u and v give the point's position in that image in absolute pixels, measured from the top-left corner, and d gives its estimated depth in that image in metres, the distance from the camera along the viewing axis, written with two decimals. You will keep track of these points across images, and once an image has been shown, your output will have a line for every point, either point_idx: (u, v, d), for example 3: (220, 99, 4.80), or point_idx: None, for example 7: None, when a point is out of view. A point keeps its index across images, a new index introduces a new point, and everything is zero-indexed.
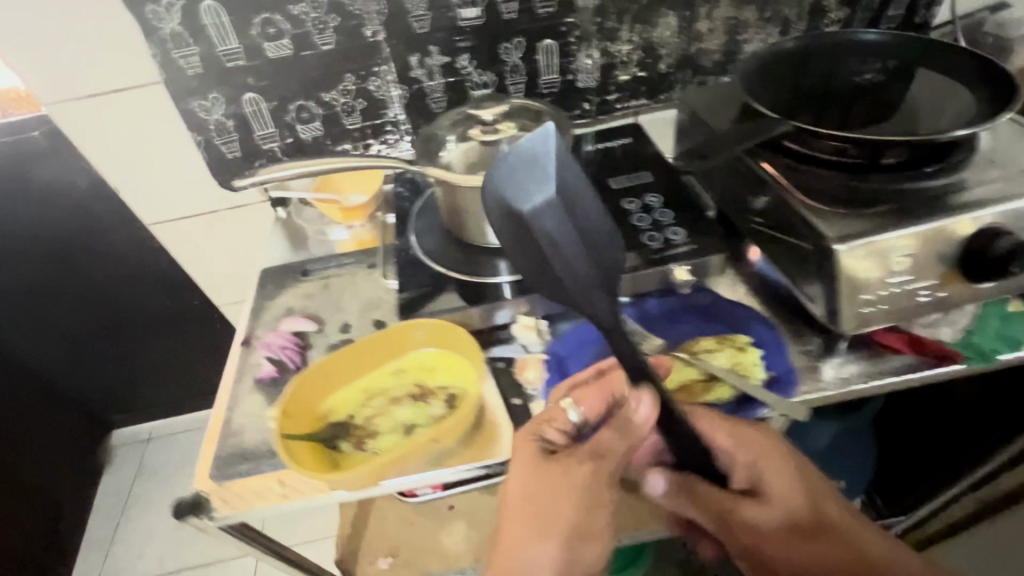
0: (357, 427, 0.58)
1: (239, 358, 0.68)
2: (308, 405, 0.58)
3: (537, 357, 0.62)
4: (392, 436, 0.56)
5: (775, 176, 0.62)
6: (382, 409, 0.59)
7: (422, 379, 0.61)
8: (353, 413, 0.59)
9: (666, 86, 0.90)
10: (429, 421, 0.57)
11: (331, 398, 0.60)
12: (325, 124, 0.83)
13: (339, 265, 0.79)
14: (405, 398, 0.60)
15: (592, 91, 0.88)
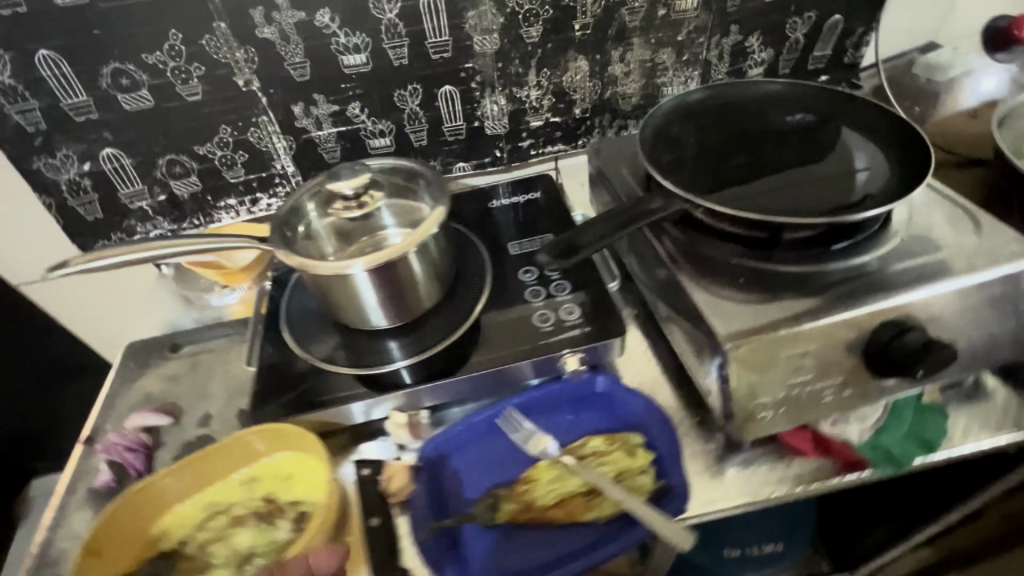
0: (188, 557, 0.51)
1: (78, 460, 0.60)
2: (129, 534, 0.51)
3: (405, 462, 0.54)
4: (225, 569, 0.49)
5: (675, 254, 0.56)
6: (220, 533, 0.52)
7: (270, 493, 0.54)
8: (185, 538, 0.52)
9: (583, 131, 0.84)
10: (270, 549, 0.50)
11: (163, 518, 0.53)
12: (202, 178, 0.75)
13: (214, 338, 0.71)
14: (247, 517, 0.52)
15: (502, 138, 0.82)
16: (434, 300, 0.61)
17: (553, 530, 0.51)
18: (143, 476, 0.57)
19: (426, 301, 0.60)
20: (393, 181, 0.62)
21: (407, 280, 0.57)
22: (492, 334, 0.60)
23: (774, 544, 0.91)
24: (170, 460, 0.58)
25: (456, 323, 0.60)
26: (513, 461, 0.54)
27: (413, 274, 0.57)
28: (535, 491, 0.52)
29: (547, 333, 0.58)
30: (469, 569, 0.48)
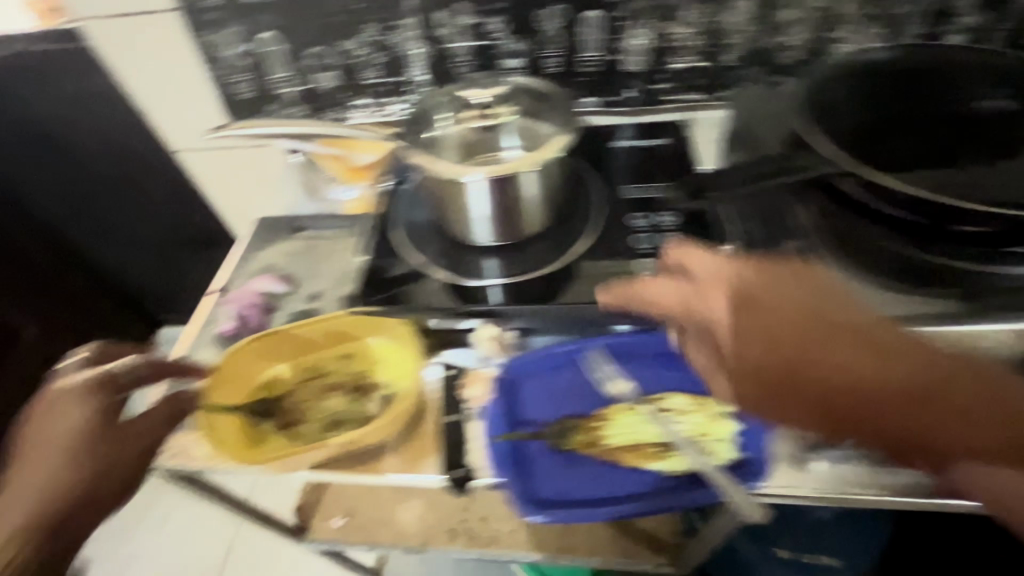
0: (285, 408, 0.57)
1: (209, 307, 0.68)
2: (242, 377, 0.58)
3: (486, 373, 0.57)
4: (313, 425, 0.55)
5: (805, 229, 0.54)
6: (315, 396, 0.58)
7: (361, 372, 0.59)
8: (284, 392, 0.58)
9: (727, 82, 0.77)
10: (357, 418, 0.55)
11: (269, 372, 0.59)
12: (343, 75, 0.78)
13: (330, 227, 0.77)
14: (339, 388, 0.58)
15: (638, 77, 0.77)
16: (537, 225, 0.61)
17: (619, 472, 0.50)
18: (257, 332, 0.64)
19: (531, 227, 0.60)
20: (527, 100, 0.62)
21: (518, 201, 0.57)
22: (594, 273, 0.59)
23: (831, 559, 0.86)
24: (281, 324, 0.65)
25: (561, 250, 0.60)
26: (588, 397, 0.54)
27: (525, 196, 0.57)
28: (608, 429, 0.52)
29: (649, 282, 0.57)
30: (528, 479, 0.50)
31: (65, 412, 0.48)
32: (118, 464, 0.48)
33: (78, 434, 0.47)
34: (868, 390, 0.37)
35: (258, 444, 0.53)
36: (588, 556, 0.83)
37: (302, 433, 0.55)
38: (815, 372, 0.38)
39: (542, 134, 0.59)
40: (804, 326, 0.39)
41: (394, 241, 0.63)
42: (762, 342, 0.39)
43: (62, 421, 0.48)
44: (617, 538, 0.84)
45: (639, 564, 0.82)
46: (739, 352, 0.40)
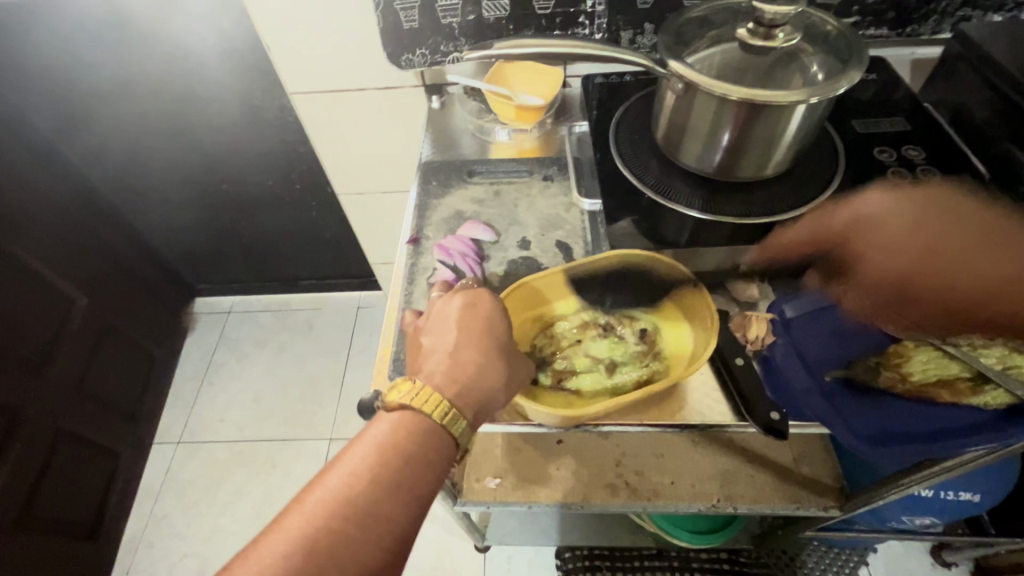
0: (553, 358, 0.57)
1: (409, 257, 0.64)
2: None
3: (760, 315, 0.56)
4: (594, 373, 0.55)
5: None
6: (571, 343, 0.58)
7: (605, 311, 0.59)
8: (541, 343, 0.57)
9: (919, 16, 0.73)
10: (629, 358, 0.56)
11: (516, 326, 0.58)
12: (514, 3, 0.72)
13: (509, 172, 0.73)
14: (594, 331, 0.58)
15: (830, 9, 0.72)
16: (785, 166, 0.60)
17: (931, 408, 0.50)
18: (479, 279, 0.61)
19: (769, 171, 0.60)
20: (800, 26, 0.57)
21: (775, 138, 0.56)
22: None
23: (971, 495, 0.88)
24: (502, 271, 0.62)
25: (798, 198, 0.60)
26: (871, 334, 0.55)
27: (784, 134, 0.55)
28: (912, 364, 0.51)
29: None
30: (850, 423, 0.50)
31: (477, 307, 0.50)
32: (510, 377, 0.47)
33: (485, 335, 0.48)
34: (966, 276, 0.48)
35: (565, 401, 0.53)
36: (755, 506, 0.71)
37: (585, 386, 0.55)
38: (903, 270, 0.51)
39: (821, 66, 0.54)
40: (912, 247, 0.50)
41: (628, 183, 0.64)
42: (903, 254, 0.50)
43: (472, 319, 0.49)
44: (778, 484, 0.73)
45: (806, 510, 0.72)
46: (871, 266, 0.52)
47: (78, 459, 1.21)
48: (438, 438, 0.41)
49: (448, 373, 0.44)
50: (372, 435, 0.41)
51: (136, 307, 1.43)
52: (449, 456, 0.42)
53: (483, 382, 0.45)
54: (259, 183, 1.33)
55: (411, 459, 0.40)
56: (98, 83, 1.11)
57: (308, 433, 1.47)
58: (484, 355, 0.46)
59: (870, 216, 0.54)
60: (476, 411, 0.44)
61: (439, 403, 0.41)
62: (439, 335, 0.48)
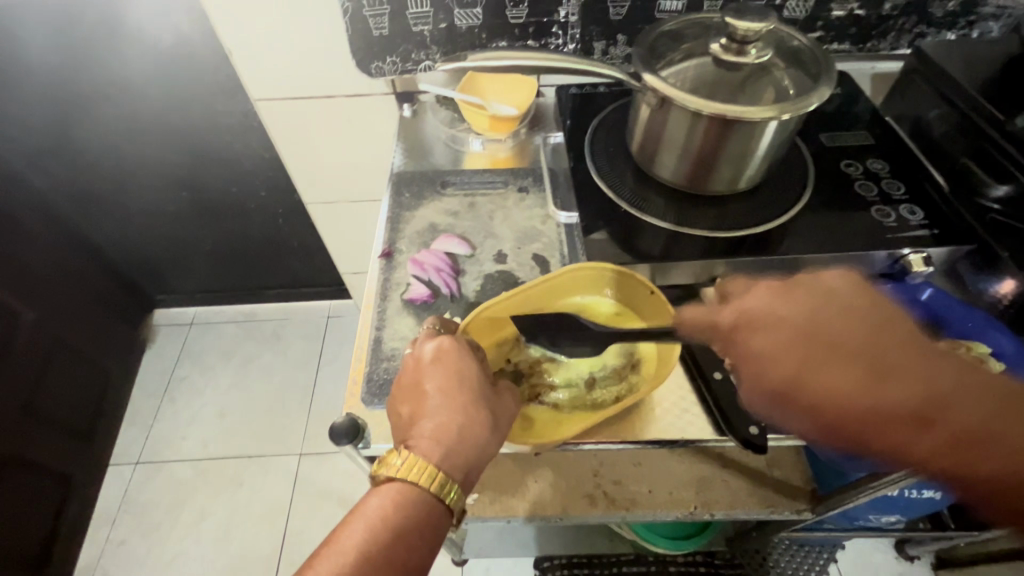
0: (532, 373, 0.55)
1: (382, 272, 0.62)
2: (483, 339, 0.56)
3: None
4: (570, 389, 0.54)
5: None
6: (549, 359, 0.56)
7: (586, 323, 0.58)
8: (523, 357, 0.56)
9: (880, 32, 0.75)
10: (608, 372, 0.55)
11: (493, 341, 0.57)
12: (487, 12, 0.71)
13: (483, 183, 0.72)
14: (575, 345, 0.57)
15: (795, 24, 0.74)
16: (757, 180, 0.61)
17: None
18: (455, 295, 0.60)
19: (742, 185, 0.61)
20: (771, 41, 0.58)
21: (750, 153, 0.57)
22: (814, 229, 0.60)
23: (933, 492, 0.91)
24: (478, 286, 0.61)
25: (770, 212, 0.61)
26: None
27: (759, 150, 0.56)
28: None
29: (877, 231, 0.59)
30: None
31: (449, 357, 0.48)
32: (496, 426, 0.46)
33: (461, 386, 0.46)
34: (922, 404, 0.38)
35: (550, 422, 0.53)
36: (730, 512, 0.70)
37: (562, 400, 0.54)
38: (823, 394, 0.40)
39: (793, 82, 0.55)
40: (812, 354, 0.40)
41: (603, 196, 0.64)
42: (793, 357, 0.41)
43: (447, 371, 0.47)
44: (754, 488, 0.71)
45: (780, 513, 0.71)
46: (760, 373, 0.42)
47: (26, 485, 1.13)
48: (428, 505, 0.42)
49: (431, 437, 0.44)
50: (362, 510, 0.41)
51: (89, 322, 1.35)
52: (442, 521, 0.42)
53: (467, 439, 0.44)
54: (222, 189, 1.28)
55: (402, 532, 0.40)
56: (47, 83, 1.05)
57: (277, 448, 1.41)
58: (464, 410, 0.45)
59: (786, 302, 0.43)
60: (464, 470, 0.44)
61: (425, 471, 0.42)
62: (416, 396, 0.46)
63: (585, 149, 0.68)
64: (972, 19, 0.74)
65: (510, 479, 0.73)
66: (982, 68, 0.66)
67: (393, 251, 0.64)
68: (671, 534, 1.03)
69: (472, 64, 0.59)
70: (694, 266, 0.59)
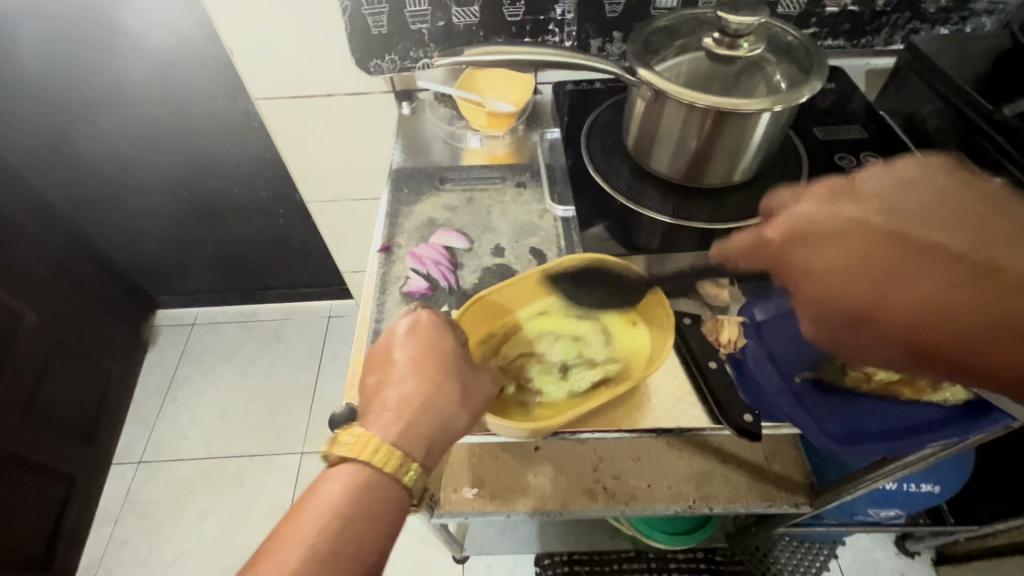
0: (518, 367, 0.56)
1: (381, 265, 0.63)
2: (474, 329, 0.56)
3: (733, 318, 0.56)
4: (553, 382, 0.55)
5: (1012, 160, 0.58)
6: (531, 353, 0.57)
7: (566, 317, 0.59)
8: (511, 349, 0.57)
9: (873, 28, 0.76)
10: (586, 361, 0.56)
11: (485, 329, 0.57)
12: (484, 10, 0.72)
13: (481, 179, 0.73)
14: (554, 338, 0.58)
15: (790, 20, 0.75)
16: (751, 173, 0.62)
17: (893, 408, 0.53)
18: (453, 287, 0.61)
19: (736, 178, 0.62)
20: (764, 35, 0.58)
21: (743, 146, 0.57)
22: None
23: (932, 487, 0.91)
24: (476, 279, 0.62)
25: (764, 204, 0.62)
26: None
27: (752, 143, 0.57)
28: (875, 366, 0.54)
29: None
30: (823, 425, 0.52)
31: (423, 331, 0.49)
32: (463, 399, 0.47)
33: (430, 360, 0.47)
34: (996, 299, 0.36)
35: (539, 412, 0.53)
36: (730, 506, 0.70)
37: (547, 392, 0.54)
38: (900, 302, 0.38)
39: (786, 76, 0.56)
40: (876, 257, 0.40)
41: (599, 190, 0.65)
42: (861, 265, 0.40)
43: (419, 345, 0.48)
44: (754, 482, 0.72)
45: (779, 507, 0.71)
46: (825, 291, 0.41)
47: (30, 485, 1.14)
48: (386, 484, 0.41)
49: (394, 410, 0.44)
50: (319, 492, 0.41)
51: (91, 322, 1.36)
52: (400, 498, 0.42)
53: (430, 414, 0.44)
54: (223, 189, 1.29)
55: (359, 512, 0.40)
56: (50, 85, 1.07)
57: (279, 448, 1.42)
58: (430, 383, 0.46)
59: (844, 210, 0.43)
60: (424, 444, 0.44)
61: (379, 448, 0.41)
62: (385, 372, 0.47)
63: (582, 144, 0.69)
64: (964, 15, 0.74)
65: (509, 472, 0.73)
66: (974, 62, 0.67)
67: (391, 245, 0.65)
68: (671, 530, 1.03)
69: (468, 60, 0.60)
70: (688, 257, 0.59)
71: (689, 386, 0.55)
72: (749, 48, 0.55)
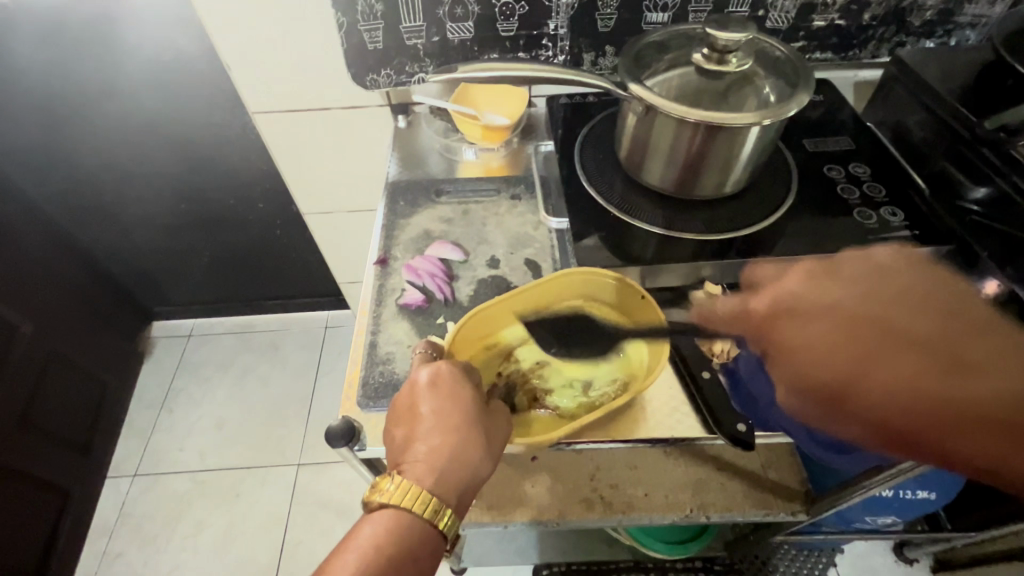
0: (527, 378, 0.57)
1: (378, 278, 0.64)
2: (477, 342, 0.58)
3: None
4: (566, 392, 0.57)
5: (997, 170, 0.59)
6: (539, 366, 0.58)
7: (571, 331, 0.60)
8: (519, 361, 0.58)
9: (860, 41, 0.78)
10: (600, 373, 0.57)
11: (487, 341, 0.59)
12: (478, 25, 0.73)
13: (477, 191, 0.73)
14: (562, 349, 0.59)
15: (778, 34, 0.76)
16: (742, 185, 0.63)
17: None
18: (448, 299, 0.61)
19: (727, 190, 0.63)
20: (752, 50, 0.60)
21: (733, 159, 0.58)
22: (797, 231, 0.62)
23: (928, 493, 0.92)
24: (471, 291, 0.63)
25: (755, 215, 0.63)
26: None
27: (741, 156, 0.58)
28: None
29: (860, 231, 0.61)
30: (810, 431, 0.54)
31: (445, 382, 0.48)
32: (490, 446, 0.47)
33: (457, 409, 0.47)
34: (949, 377, 0.41)
35: (548, 425, 0.55)
36: (726, 514, 0.70)
37: (561, 404, 0.56)
38: (871, 390, 0.42)
39: (774, 90, 0.57)
40: (849, 343, 0.44)
41: (593, 202, 0.66)
42: (836, 348, 0.44)
43: (443, 395, 0.48)
44: (750, 491, 0.71)
45: (775, 515, 0.71)
46: (805, 369, 0.44)
47: (24, 499, 1.13)
48: (422, 531, 0.43)
49: (426, 460, 0.45)
50: (356, 539, 0.42)
51: (87, 333, 1.36)
52: (435, 546, 0.43)
53: (460, 464, 0.45)
54: (220, 200, 1.29)
55: (396, 561, 0.41)
56: (48, 97, 1.07)
57: (275, 459, 1.42)
58: (459, 434, 0.46)
59: (826, 297, 0.47)
60: (458, 493, 0.45)
61: (419, 498, 0.42)
62: (410, 420, 0.47)
63: (576, 156, 0.70)
64: (947, 29, 0.76)
65: (506, 483, 0.73)
66: (959, 74, 0.69)
67: (388, 258, 0.65)
68: (669, 539, 1.03)
69: (461, 75, 0.60)
70: (681, 267, 0.60)
71: (684, 396, 0.56)
72: (736, 63, 0.56)
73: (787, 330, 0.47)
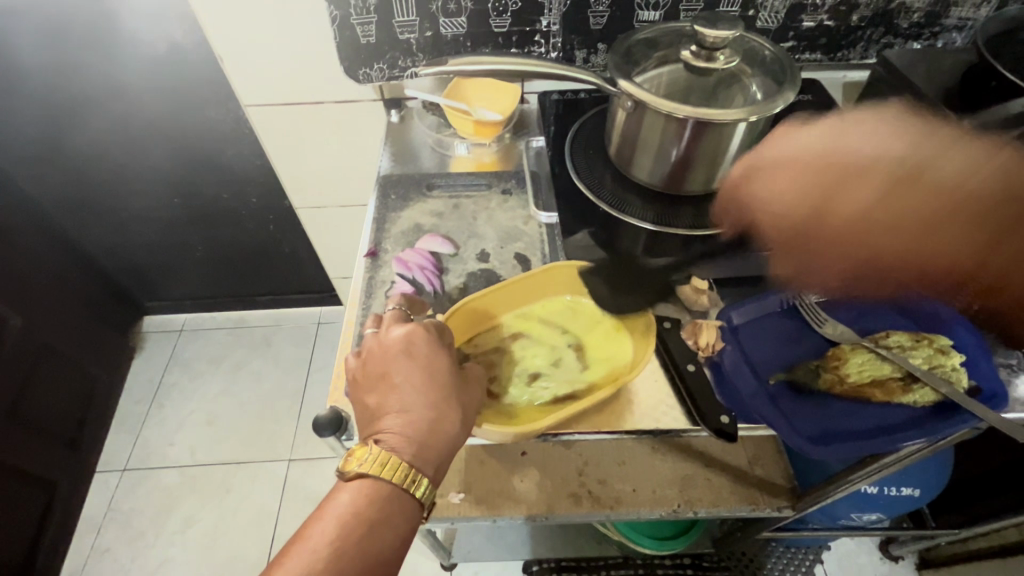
0: (504, 370, 0.56)
1: (368, 270, 0.64)
2: (461, 331, 0.58)
3: (710, 322, 0.58)
4: (541, 384, 0.55)
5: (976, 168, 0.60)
6: (518, 356, 0.58)
7: (552, 323, 0.60)
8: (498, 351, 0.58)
9: (848, 42, 0.79)
10: (577, 367, 0.57)
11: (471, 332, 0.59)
12: (471, 21, 0.74)
13: (468, 186, 0.74)
14: (541, 340, 0.59)
15: (768, 34, 0.77)
16: (728, 182, 0.64)
17: (866, 409, 0.53)
18: (438, 292, 0.62)
19: (716, 186, 0.64)
20: (741, 50, 0.61)
21: (720, 156, 0.59)
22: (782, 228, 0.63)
23: (912, 490, 0.93)
24: (460, 284, 0.63)
25: (743, 210, 0.64)
26: (806, 338, 0.58)
27: (729, 153, 0.59)
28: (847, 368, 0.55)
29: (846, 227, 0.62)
30: (795, 420, 0.52)
31: (420, 348, 0.49)
32: (467, 415, 0.48)
33: (433, 378, 0.47)
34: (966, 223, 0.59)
35: (525, 415, 0.53)
36: (713, 510, 0.71)
37: (535, 395, 0.55)
38: (849, 218, 0.62)
39: (761, 89, 0.58)
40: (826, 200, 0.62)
41: (583, 197, 0.66)
42: (795, 212, 0.63)
43: (417, 364, 0.48)
44: (736, 485, 0.72)
45: (762, 510, 0.72)
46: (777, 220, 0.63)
47: (12, 492, 1.12)
48: (400, 499, 0.43)
49: (402, 430, 0.45)
50: (333, 506, 0.42)
51: (77, 327, 1.35)
52: (413, 514, 0.43)
53: (439, 431, 0.45)
54: (213, 194, 1.29)
55: (372, 526, 0.42)
56: (40, 89, 1.07)
57: (267, 454, 1.41)
58: (435, 404, 0.46)
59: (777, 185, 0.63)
60: (435, 462, 0.45)
61: (396, 468, 0.43)
62: (385, 388, 0.47)
63: (567, 152, 0.71)
64: (932, 32, 0.77)
65: (495, 476, 0.73)
66: (943, 77, 0.70)
67: (379, 250, 0.66)
68: (657, 535, 1.04)
69: (454, 68, 0.61)
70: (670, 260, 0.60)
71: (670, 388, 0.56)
72: (724, 61, 0.57)
73: (747, 191, 0.64)
